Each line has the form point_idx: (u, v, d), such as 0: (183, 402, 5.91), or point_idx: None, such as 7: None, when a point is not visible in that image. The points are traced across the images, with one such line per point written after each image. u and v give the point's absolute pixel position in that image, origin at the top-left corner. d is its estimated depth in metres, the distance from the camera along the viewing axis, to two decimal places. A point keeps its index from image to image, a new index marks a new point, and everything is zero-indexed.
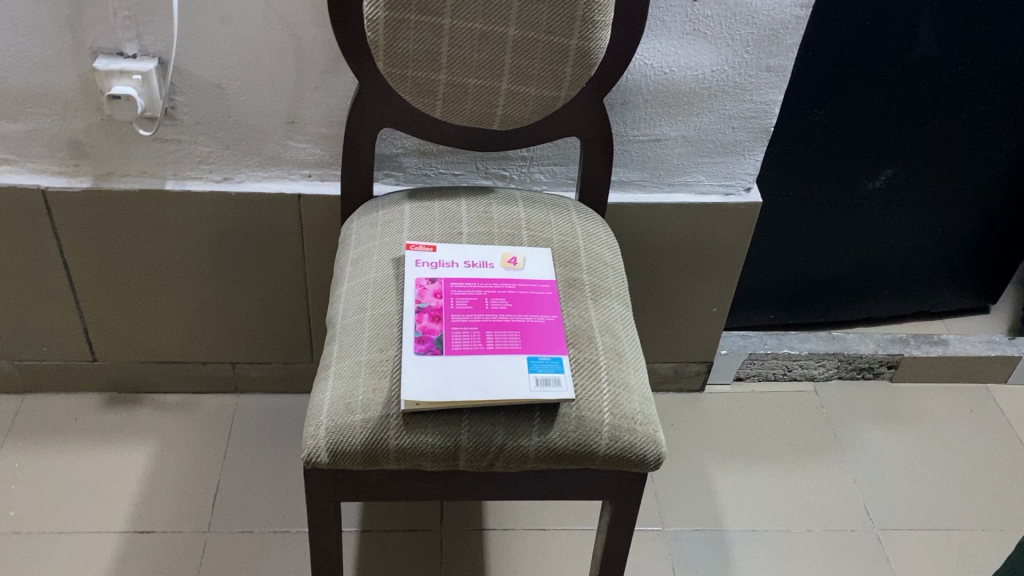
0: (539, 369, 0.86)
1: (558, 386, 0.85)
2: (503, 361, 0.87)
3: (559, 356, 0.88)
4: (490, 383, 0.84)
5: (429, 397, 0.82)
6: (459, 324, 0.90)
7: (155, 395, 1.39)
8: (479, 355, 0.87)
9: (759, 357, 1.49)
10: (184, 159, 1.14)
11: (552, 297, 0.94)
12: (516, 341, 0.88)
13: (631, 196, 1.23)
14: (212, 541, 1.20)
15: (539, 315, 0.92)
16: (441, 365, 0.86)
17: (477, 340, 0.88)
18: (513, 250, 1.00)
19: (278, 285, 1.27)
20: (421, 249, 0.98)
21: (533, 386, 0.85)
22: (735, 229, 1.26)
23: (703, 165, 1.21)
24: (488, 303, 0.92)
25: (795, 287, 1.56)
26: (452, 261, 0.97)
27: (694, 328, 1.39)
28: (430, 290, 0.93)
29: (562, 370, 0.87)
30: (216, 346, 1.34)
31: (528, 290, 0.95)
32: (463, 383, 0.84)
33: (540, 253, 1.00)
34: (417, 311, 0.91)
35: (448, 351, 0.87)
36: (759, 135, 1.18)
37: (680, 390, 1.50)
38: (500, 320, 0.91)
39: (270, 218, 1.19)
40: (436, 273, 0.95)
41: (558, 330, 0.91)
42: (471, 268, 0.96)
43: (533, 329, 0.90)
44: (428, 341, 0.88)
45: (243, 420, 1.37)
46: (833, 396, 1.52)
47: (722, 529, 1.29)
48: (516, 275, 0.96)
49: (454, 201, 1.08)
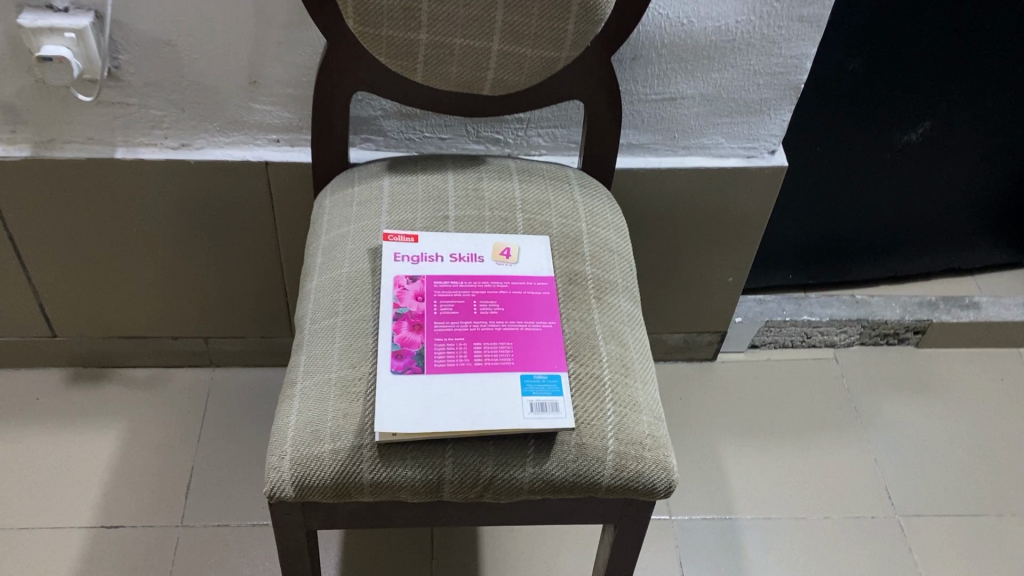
0: (534, 392, 0.75)
1: (556, 412, 0.74)
2: (493, 383, 0.75)
3: (558, 374, 0.77)
4: (478, 411, 0.74)
5: (406, 429, 0.72)
6: (443, 335, 0.79)
7: (123, 370, 1.29)
8: (466, 374, 0.76)
9: (777, 324, 1.38)
10: (136, 124, 1.01)
11: (552, 299, 0.82)
12: (508, 356, 0.77)
13: (641, 160, 1.09)
14: (184, 536, 1.12)
15: (536, 323, 0.80)
16: (421, 387, 0.75)
17: (464, 356, 0.77)
18: (506, 239, 0.87)
19: (250, 257, 1.16)
20: (400, 239, 0.86)
21: (528, 413, 0.74)
22: (756, 194, 1.13)
23: (724, 126, 1.06)
24: (477, 308, 0.81)
25: (817, 246, 1.44)
26: (437, 254, 0.85)
27: (708, 298, 1.27)
28: (410, 291, 0.81)
29: (560, 392, 0.75)
30: (186, 320, 1.23)
31: (523, 289, 0.83)
32: (446, 411, 0.73)
33: (536, 241, 0.87)
34: (395, 318, 0.79)
35: (429, 370, 0.76)
36: (787, 94, 1.04)
37: (690, 360, 1.39)
38: (491, 331, 0.79)
39: (235, 187, 1.07)
40: (418, 269, 0.83)
41: (556, 343, 0.79)
42: (459, 264, 0.84)
43: (528, 342, 0.79)
44: (408, 357, 0.77)
45: (218, 397, 1.27)
46: (854, 364, 1.41)
47: (733, 518, 1.20)
48: (510, 272, 0.84)
49: (441, 175, 0.95)
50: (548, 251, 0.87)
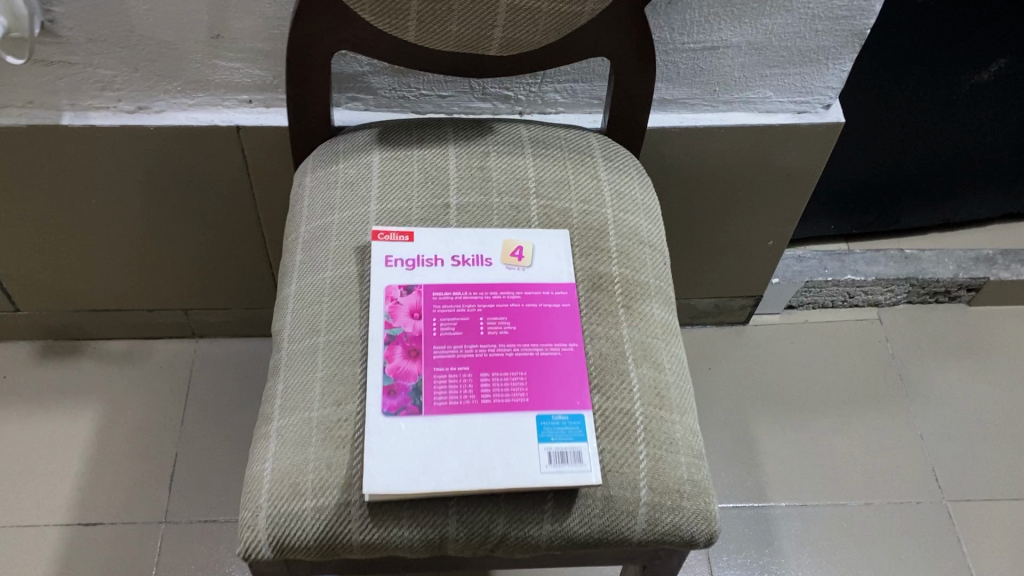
0: (553, 438, 0.63)
1: (579, 464, 0.62)
2: (503, 427, 0.63)
3: (580, 414, 0.64)
4: (487, 465, 0.62)
5: (400, 491, 0.60)
6: (444, 365, 0.66)
7: (97, 343, 1.17)
8: (472, 416, 0.64)
9: (817, 285, 1.24)
10: (82, 85, 0.86)
11: (572, 314, 0.69)
12: (521, 391, 0.65)
13: (675, 117, 0.93)
14: (168, 533, 1.03)
15: (554, 346, 0.68)
16: (417, 434, 0.63)
17: (469, 392, 0.65)
18: (518, 235, 0.73)
19: (227, 226, 1.02)
20: (393, 237, 0.72)
21: (545, 467, 0.62)
22: (807, 153, 0.98)
23: (773, 78, 0.90)
24: (484, 328, 0.68)
25: (867, 195, 1.28)
26: (436, 258, 0.71)
27: (743, 262, 1.14)
28: (405, 307, 0.68)
29: (584, 438, 0.63)
30: (162, 291, 1.11)
31: (539, 302, 0.70)
32: (448, 465, 0.62)
33: (554, 236, 0.74)
34: (387, 343, 0.67)
35: (428, 411, 0.64)
36: (851, 41, 0.87)
37: (720, 324, 1.27)
38: (501, 358, 0.67)
39: (204, 154, 0.92)
40: (414, 278, 0.70)
41: (578, 372, 0.67)
42: (463, 269, 0.71)
43: (544, 372, 0.66)
44: (402, 395, 0.64)
45: (202, 373, 1.16)
46: (900, 325, 1.28)
47: (767, 506, 1.10)
48: (523, 279, 0.71)
49: (440, 149, 0.81)
50: (568, 248, 0.73)
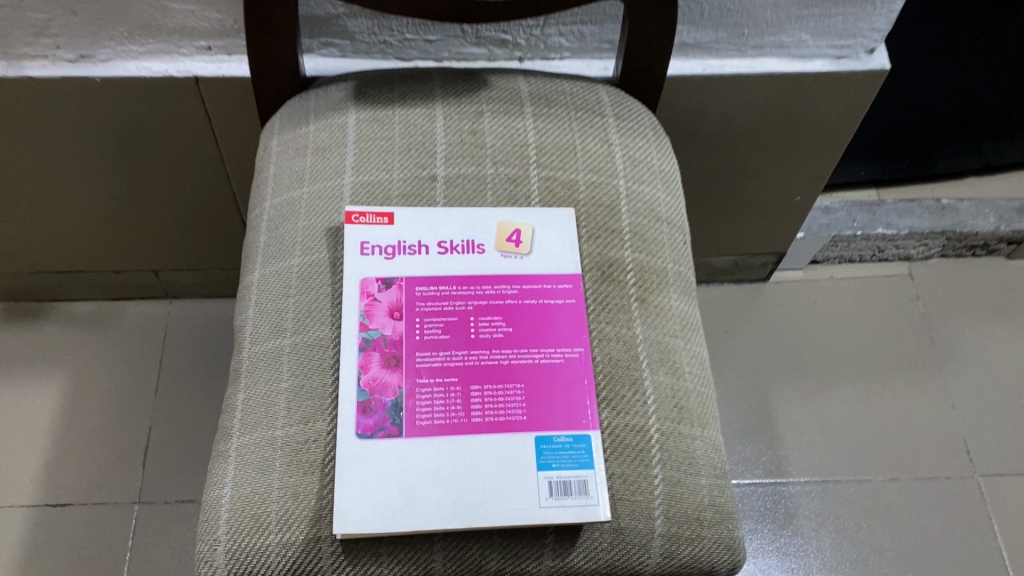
0: (554, 465, 0.54)
1: (584, 497, 0.54)
2: (497, 452, 0.54)
3: (586, 436, 0.56)
4: (477, 498, 0.53)
5: (378, 529, 0.52)
6: (429, 376, 0.57)
7: (64, 306, 1.08)
8: (460, 439, 0.55)
9: (845, 239, 1.14)
10: (13, 31, 0.74)
11: (577, 312, 0.60)
12: (518, 407, 0.56)
13: (696, 64, 0.82)
14: (143, 515, 0.96)
15: (556, 353, 0.58)
16: (397, 461, 0.54)
17: (457, 410, 0.56)
18: (515, 217, 0.63)
19: (194, 184, 0.92)
20: (369, 220, 0.62)
21: (545, 501, 0.53)
22: (846, 101, 0.86)
23: (810, 20, 0.78)
24: (475, 331, 0.58)
25: (902, 139, 1.16)
26: (420, 245, 0.61)
27: (766, 218, 1.03)
28: (383, 306, 0.59)
29: (590, 465, 0.55)
30: (129, 252, 1.01)
31: (539, 298, 0.60)
32: (432, 500, 0.53)
33: (557, 217, 0.64)
34: (362, 350, 0.57)
35: (409, 433, 0.55)
36: None
37: (738, 281, 1.18)
38: (496, 367, 0.57)
39: (161, 108, 0.81)
40: (394, 270, 0.60)
41: (584, 383, 0.57)
42: (451, 259, 0.61)
43: (545, 385, 0.57)
44: (380, 413, 0.55)
45: (178, 338, 1.08)
46: (932, 281, 1.18)
47: (785, 483, 1.03)
48: (520, 270, 0.61)
49: (425, 108, 0.69)
50: (573, 232, 0.63)
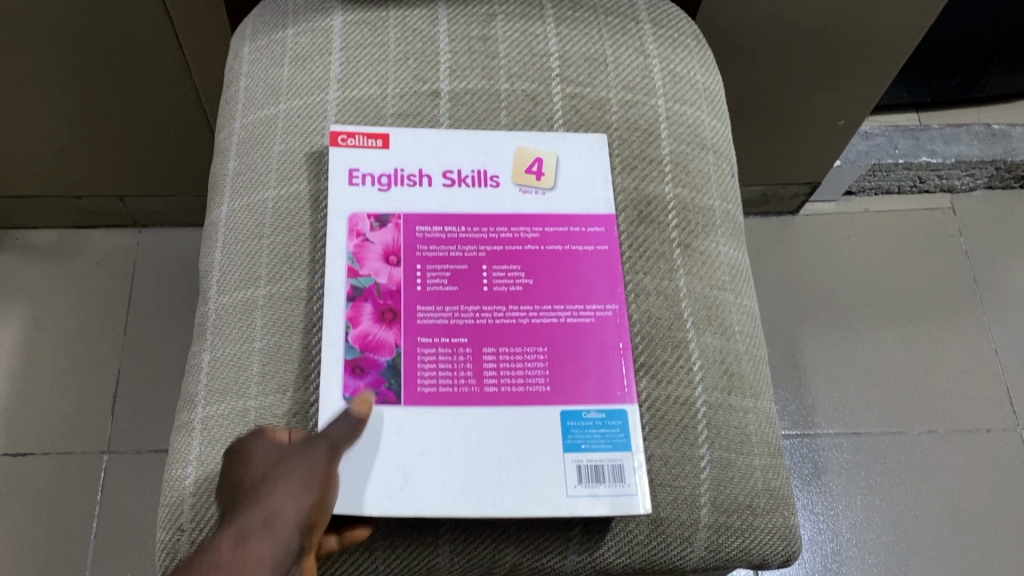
0: (583, 447, 0.45)
1: (619, 486, 0.44)
2: (516, 429, 0.45)
3: (622, 411, 0.46)
4: (491, 483, 0.44)
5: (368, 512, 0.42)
6: (432, 335, 0.47)
7: (21, 234, 0.98)
8: (471, 412, 0.45)
9: (885, 168, 1.04)
10: None
11: (611, 261, 0.50)
12: (540, 375, 0.46)
13: None
14: (111, 467, 0.87)
15: (586, 309, 0.48)
16: (393, 436, 0.44)
17: (468, 376, 0.46)
18: (535, 143, 0.52)
19: (157, 96, 0.80)
20: (360, 141, 0.51)
21: (573, 489, 0.44)
22: (910, 8, 0.74)
23: None
24: (488, 282, 0.48)
25: (949, 57, 1.03)
26: (421, 175, 0.51)
27: (804, 143, 0.92)
28: (377, 248, 0.49)
29: (627, 446, 0.45)
30: (89, 176, 0.90)
31: (565, 243, 0.50)
32: (436, 482, 0.44)
33: (586, 145, 0.53)
34: (350, 299, 0.47)
35: (409, 401, 0.45)
36: None
37: (765, 214, 1.08)
38: (513, 326, 0.47)
39: (114, 7, 0.69)
40: (389, 205, 0.50)
41: (619, 345, 0.48)
42: (458, 193, 0.50)
43: (572, 348, 0.47)
44: (372, 376, 0.46)
45: (148, 271, 0.97)
46: (977, 214, 1.08)
47: (814, 435, 0.95)
48: (543, 209, 0.51)
49: (425, 9, 0.58)
50: (604, 164, 0.52)
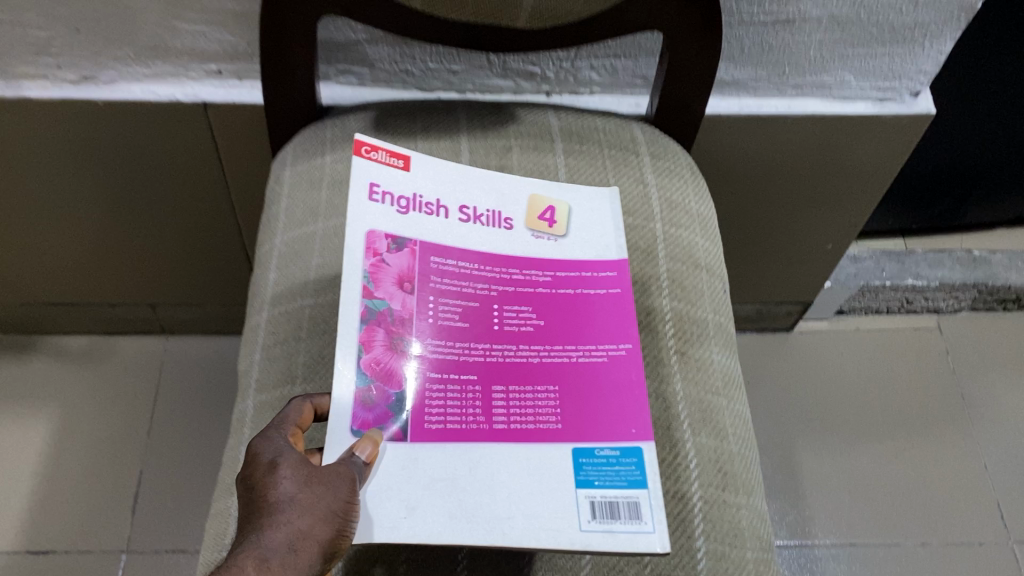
0: (596, 483, 0.45)
1: (637, 521, 0.44)
2: (527, 463, 0.46)
3: (633, 449, 0.47)
4: (499, 514, 0.44)
5: (370, 540, 0.42)
6: (442, 370, 0.49)
7: (56, 339, 1.03)
8: (480, 446, 0.46)
9: (874, 290, 1.11)
10: (14, 50, 0.70)
11: (622, 301, 0.54)
12: (551, 414, 0.48)
13: (735, 103, 0.77)
14: (129, 566, 0.89)
15: (599, 350, 0.52)
16: (399, 467, 0.44)
17: (477, 413, 0.48)
18: (549, 192, 0.59)
19: (195, 213, 0.87)
20: (383, 157, 0.55)
21: (586, 523, 0.44)
22: (885, 145, 0.82)
23: (854, 59, 0.74)
24: (500, 321, 0.52)
25: (927, 188, 1.11)
26: (439, 206, 0.55)
27: (795, 264, 0.99)
28: (393, 271, 0.51)
29: (642, 484, 0.46)
30: (126, 285, 0.96)
31: (575, 290, 0.54)
32: (443, 514, 0.43)
33: (597, 195, 0.60)
34: (364, 322, 0.48)
35: (415, 438, 0.46)
36: (957, 16, 0.71)
37: (760, 330, 1.13)
38: (524, 366, 0.50)
39: (167, 134, 0.77)
40: (407, 229, 0.53)
41: (632, 384, 0.50)
42: (473, 228, 0.55)
43: (583, 387, 0.50)
44: (381, 409, 0.46)
45: (174, 376, 1.02)
46: (962, 335, 1.13)
47: (813, 545, 0.97)
48: (555, 254, 0.56)
49: (449, 142, 0.65)
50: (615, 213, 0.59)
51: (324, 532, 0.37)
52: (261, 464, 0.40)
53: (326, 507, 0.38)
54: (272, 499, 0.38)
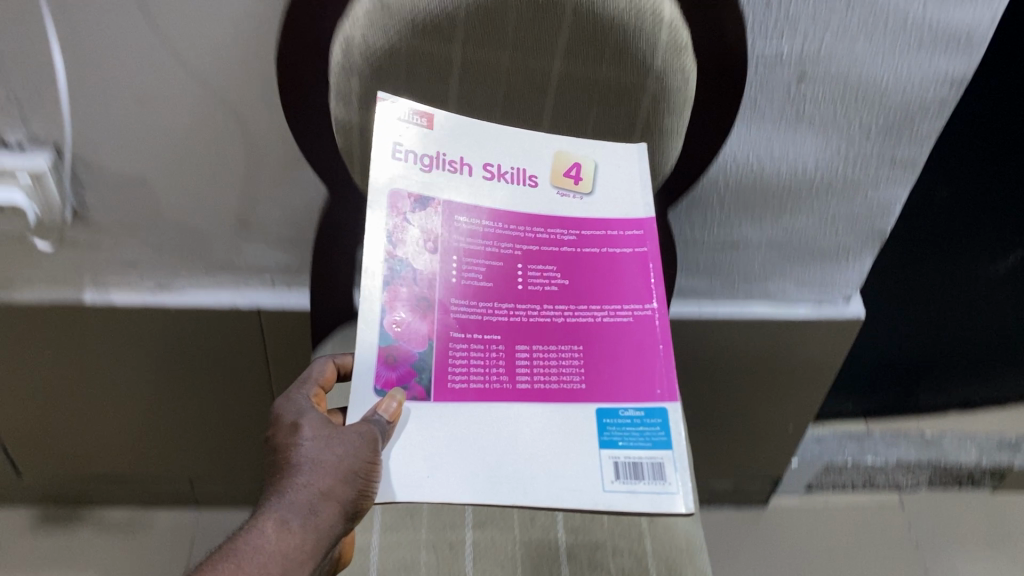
0: (620, 444, 0.51)
1: (659, 482, 0.49)
2: (548, 418, 0.52)
3: (653, 407, 0.52)
4: (523, 474, 0.49)
5: (392, 498, 0.49)
6: (467, 330, 0.54)
7: (100, 511, 1.14)
8: (504, 405, 0.52)
9: (837, 467, 1.23)
10: (107, 265, 0.86)
11: (647, 259, 0.57)
12: (573, 372, 0.53)
13: (695, 307, 0.94)
14: None
15: (624, 310, 0.55)
16: (422, 425, 0.51)
17: (499, 372, 0.53)
18: (574, 148, 0.59)
19: (237, 399, 1.00)
20: (406, 117, 0.57)
21: (610, 483, 0.49)
22: (829, 344, 0.97)
23: (791, 273, 0.91)
24: (524, 281, 0.56)
25: (879, 377, 1.24)
26: (463, 163, 0.57)
27: (761, 443, 1.11)
28: (416, 232, 0.55)
29: (667, 444, 0.51)
30: (169, 461, 1.08)
31: (601, 250, 0.57)
32: (467, 473, 0.49)
33: (625, 152, 0.60)
34: (387, 282, 0.54)
35: (439, 395, 0.52)
36: (872, 241, 0.88)
37: (738, 506, 1.23)
38: (548, 325, 0.55)
39: (223, 332, 0.92)
40: (431, 189, 0.56)
41: (655, 342, 0.55)
42: (499, 185, 0.57)
43: (605, 347, 0.54)
44: (404, 367, 0.53)
45: (204, 545, 1.13)
46: (922, 511, 1.23)
47: None
48: (581, 212, 0.58)
49: None
50: (642, 171, 0.60)
51: (344, 492, 0.48)
52: (285, 427, 0.51)
53: (346, 467, 0.48)
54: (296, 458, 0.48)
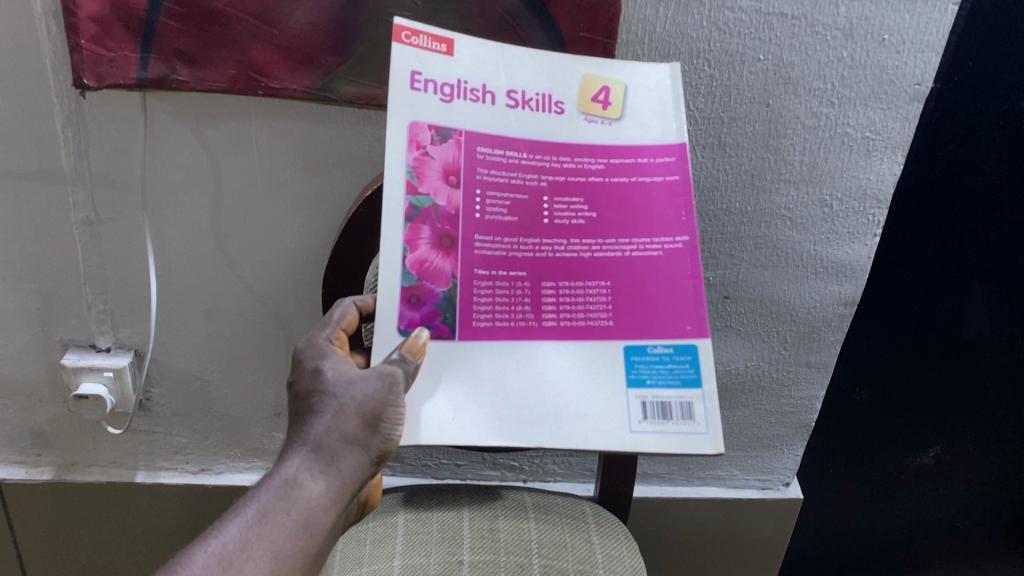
0: (648, 382, 0.55)
1: (688, 422, 0.54)
2: (577, 357, 0.55)
3: (679, 345, 0.56)
4: (552, 415, 0.54)
5: (418, 439, 0.53)
6: (492, 268, 0.55)
7: None
8: (529, 342, 0.55)
9: None
10: (159, 450, 1.02)
11: (678, 188, 0.57)
12: (598, 311, 0.56)
13: (656, 488, 1.10)
14: None
15: (654, 244, 0.56)
16: (449, 365, 0.54)
17: (526, 310, 0.55)
18: (604, 70, 0.58)
19: None
20: (424, 42, 0.55)
21: (638, 424, 0.54)
22: (776, 525, 1.13)
23: (738, 459, 1.08)
24: (550, 214, 0.56)
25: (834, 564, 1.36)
26: (484, 91, 0.56)
27: None
28: (437, 164, 0.54)
29: (697, 383, 0.55)
30: None
31: (630, 177, 0.57)
32: (494, 413, 0.54)
33: (656, 73, 0.59)
34: (408, 219, 0.54)
35: (463, 335, 0.55)
36: (801, 430, 1.06)
37: None
38: (575, 260, 0.56)
39: None
40: (451, 118, 0.55)
41: (684, 277, 0.56)
42: (523, 113, 0.56)
43: (634, 283, 0.56)
44: (427, 307, 0.54)
45: None
46: None
47: None
48: (610, 138, 0.57)
49: (457, 512, 0.89)
50: (673, 89, 0.59)
51: (364, 436, 0.52)
52: (307, 374, 0.55)
53: (364, 411, 0.52)
54: (321, 406, 0.52)
